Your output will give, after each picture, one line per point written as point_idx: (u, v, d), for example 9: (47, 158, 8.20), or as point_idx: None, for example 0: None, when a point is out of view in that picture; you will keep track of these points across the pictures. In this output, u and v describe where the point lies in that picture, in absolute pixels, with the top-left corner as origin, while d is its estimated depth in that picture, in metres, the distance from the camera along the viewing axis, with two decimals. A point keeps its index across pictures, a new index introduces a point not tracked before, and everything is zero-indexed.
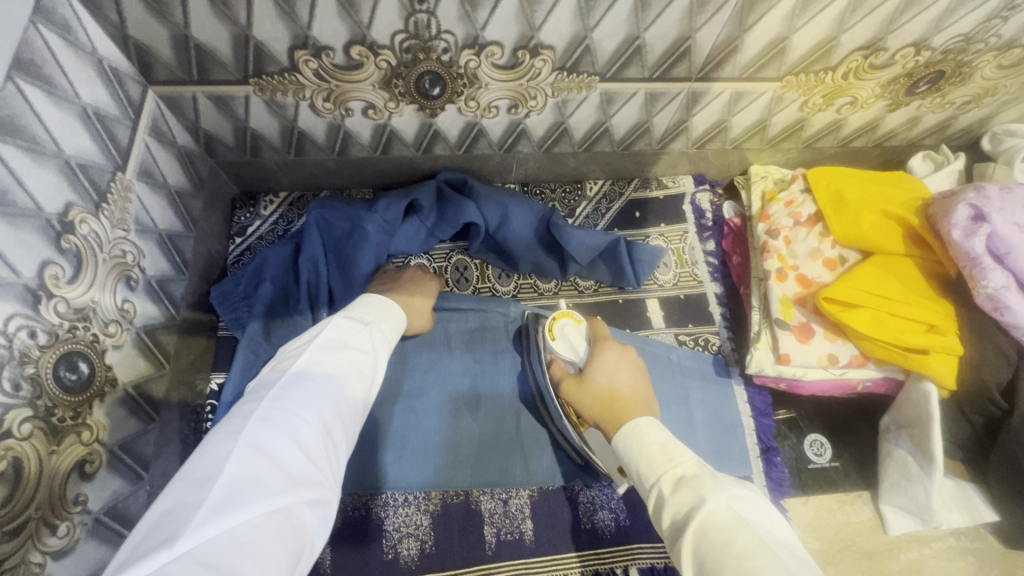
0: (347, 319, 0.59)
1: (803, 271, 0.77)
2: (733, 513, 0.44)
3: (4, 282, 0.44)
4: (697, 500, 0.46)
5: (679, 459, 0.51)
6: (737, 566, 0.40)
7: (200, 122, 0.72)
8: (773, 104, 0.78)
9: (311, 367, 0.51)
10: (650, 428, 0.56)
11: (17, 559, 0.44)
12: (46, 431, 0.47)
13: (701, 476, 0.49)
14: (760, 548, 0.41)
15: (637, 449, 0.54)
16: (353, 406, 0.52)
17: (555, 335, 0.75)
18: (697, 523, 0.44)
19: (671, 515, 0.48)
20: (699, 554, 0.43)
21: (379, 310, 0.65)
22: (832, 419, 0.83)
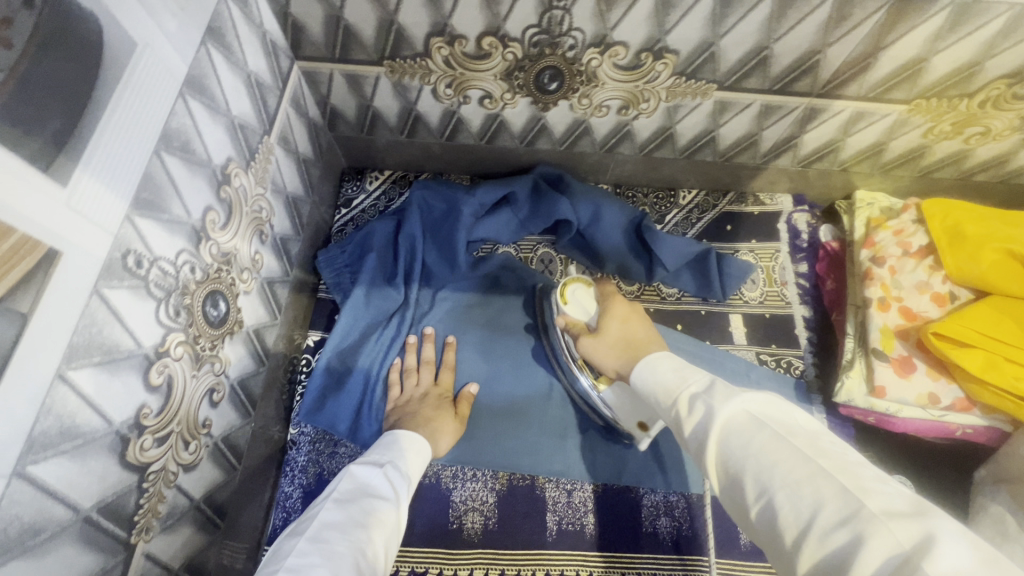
0: (364, 467, 0.60)
1: (907, 303, 0.74)
2: (751, 417, 0.44)
3: (181, 220, 0.50)
4: (710, 410, 0.46)
5: (692, 381, 0.51)
6: (757, 466, 0.40)
7: (330, 97, 0.78)
8: (896, 127, 0.75)
9: (326, 526, 0.50)
10: (668, 358, 0.56)
11: (160, 464, 0.49)
12: (192, 356, 0.53)
13: (714, 388, 0.48)
14: (778, 444, 0.40)
15: (654, 383, 0.54)
16: (375, 559, 0.49)
17: (567, 300, 0.73)
18: (715, 433, 0.44)
19: (692, 431, 0.47)
20: (724, 458, 0.43)
21: (401, 450, 0.65)
22: (920, 465, 0.78)
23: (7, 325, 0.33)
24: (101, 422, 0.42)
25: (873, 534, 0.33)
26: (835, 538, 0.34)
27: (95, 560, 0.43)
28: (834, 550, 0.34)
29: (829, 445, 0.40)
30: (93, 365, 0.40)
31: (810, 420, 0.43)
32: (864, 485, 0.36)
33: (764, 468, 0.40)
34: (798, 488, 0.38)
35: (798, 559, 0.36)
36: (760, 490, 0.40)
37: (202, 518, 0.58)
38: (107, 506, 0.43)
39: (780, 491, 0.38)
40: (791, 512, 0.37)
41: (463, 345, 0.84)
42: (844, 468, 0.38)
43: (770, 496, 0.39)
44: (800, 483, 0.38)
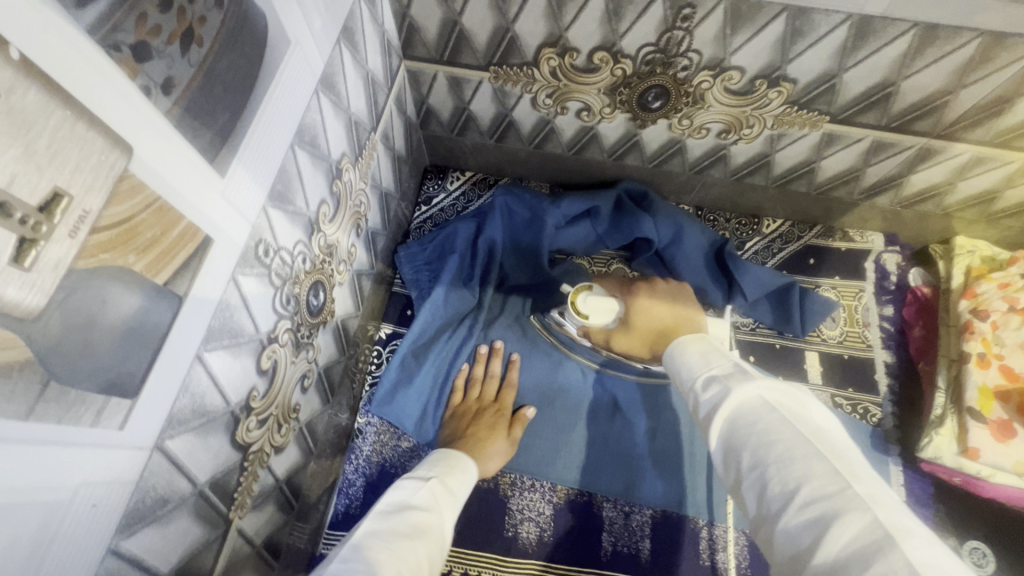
0: (411, 480, 0.59)
1: (1009, 363, 0.70)
2: (762, 400, 0.46)
3: (301, 211, 0.51)
4: (725, 388, 0.50)
5: (718, 363, 0.55)
6: (757, 443, 0.43)
7: (428, 97, 0.79)
8: (1015, 175, 0.71)
9: (371, 536, 0.48)
10: (697, 341, 0.61)
11: (258, 444, 0.51)
12: (293, 343, 0.54)
13: (734, 373, 0.52)
14: (782, 425, 0.43)
15: (680, 360, 0.60)
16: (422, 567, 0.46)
17: (586, 313, 0.74)
18: (726, 408, 0.48)
19: (704, 408, 0.52)
20: (728, 432, 0.47)
21: (447, 466, 0.64)
22: (1004, 531, 0.73)
23: (166, 307, 0.34)
24: (221, 401, 0.43)
25: (854, 511, 0.35)
26: (814, 509, 0.37)
27: (200, 532, 0.44)
28: (810, 520, 0.37)
29: (833, 437, 0.42)
30: (222, 348, 0.42)
31: (826, 416, 0.45)
32: (858, 475, 0.38)
33: (764, 443, 0.43)
34: (793, 464, 0.40)
35: (775, 526, 0.39)
36: (754, 462, 0.43)
37: (281, 499, 0.60)
38: (216, 482, 0.45)
39: (776, 465, 0.41)
40: (778, 483, 0.40)
41: (531, 353, 0.84)
42: (843, 457, 0.40)
43: (762, 468, 0.42)
44: (795, 460, 0.40)
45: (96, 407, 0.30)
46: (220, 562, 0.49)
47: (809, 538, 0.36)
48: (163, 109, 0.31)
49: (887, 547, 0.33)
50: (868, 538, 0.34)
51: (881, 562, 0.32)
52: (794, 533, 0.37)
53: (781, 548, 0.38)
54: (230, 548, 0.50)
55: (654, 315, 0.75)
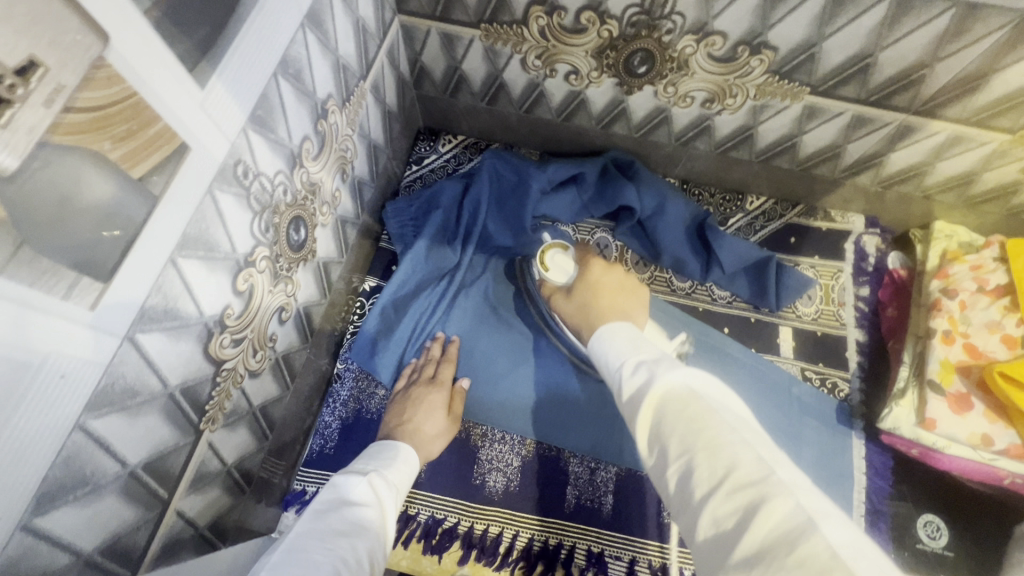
0: (349, 477, 0.58)
1: (973, 340, 0.71)
2: (687, 388, 0.47)
3: (283, 142, 0.53)
4: (650, 378, 0.49)
5: (645, 351, 0.54)
6: (685, 431, 0.43)
7: (422, 55, 0.80)
8: (992, 158, 0.72)
9: (304, 536, 0.47)
10: (626, 328, 0.59)
11: (233, 364, 0.54)
12: (271, 273, 0.57)
13: (661, 360, 0.51)
14: (710, 415, 0.43)
15: (609, 345, 0.57)
16: (360, 565, 0.46)
17: (548, 266, 0.78)
18: (652, 397, 0.47)
19: (629, 392, 0.50)
20: (657, 422, 0.46)
21: (384, 463, 0.64)
22: (958, 506, 0.75)
23: (140, 204, 0.37)
24: (195, 311, 0.46)
25: (777, 495, 0.37)
26: (745, 492, 0.38)
27: (170, 435, 0.46)
28: (735, 508, 0.38)
29: (754, 428, 0.44)
30: (196, 258, 0.44)
31: (744, 408, 0.46)
32: (779, 463, 0.40)
33: (693, 431, 0.43)
34: (718, 451, 0.41)
35: (698, 515, 0.39)
36: (679, 450, 0.43)
37: (257, 425, 0.62)
38: (188, 389, 0.47)
39: (702, 454, 0.41)
40: (706, 470, 0.40)
41: (510, 314, 0.86)
42: (767, 450, 0.41)
43: (690, 457, 0.42)
44: (722, 446, 0.41)
45: (68, 281, 0.32)
46: (190, 471, 0.51)
47: (735, 526, 0.37)
48: (142, 7, 0.33)
49: (809, 530, 0.34)
50: (794, 519, 0.35)
51: (805, 544, 0.34)
52: (721, 520, 0.38)
53: (702, 533, 0.39)
54: (200, 459, 0.52)
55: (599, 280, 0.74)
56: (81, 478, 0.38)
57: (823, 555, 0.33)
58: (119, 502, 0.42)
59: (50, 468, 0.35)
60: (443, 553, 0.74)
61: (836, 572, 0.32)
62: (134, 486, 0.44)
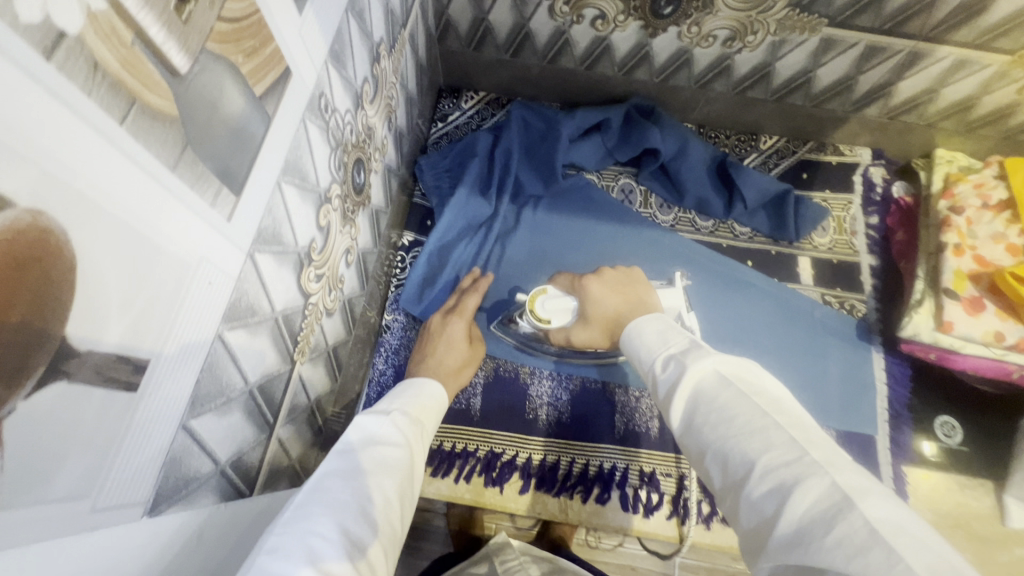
0: (376, 413, 0.54)
1: (981, 251, 0.77)
2: (718, 376, 0.45)
3: (351, 81, 0.55)
4: (682, 368, 0.48)
5: (674, 343, 0.53)
6: (718, 418, 0.43)
7: (449, 8, 0.82)
8: (992, 80, 0.78)
9: (328, 477, 0.44)
10: (652, 320, 0.58)
11: (317, 299, 0.56)
12: (341, 214, 0.59)
13: (691, 349, 0.50)
14: (739, 400, 0.43)
15: (639, 343, 0.57)
16: (386, 507, 0.45)
17: (546, 317, 0.75)
18: (683, 387, 0.47)
19: (663, 389, 0.50)
20: (692, 415, 0.46)
21: (412, 398, 0.60)
22: (970, 406, 0.83)
23: (260, 121, 0.38)
24: (293, 240, 0.48)
25: (811, 475, 0.35)
26: (776, 476, 0.37)
27: (275, 361, 0.49)
28: (769, 488, 0.37)
29: (789, 406, 0.42)
30: (293, 187, 0.46)
31: (779, 385, 0.44)
32: (814, 441, 0.38)
33: (723, 417, 0.42)
34: (751, 437, 0.40)
35: (739, 496, 0.39)
36: (713, 438, 0.42)
37: (329, 365, 0.65)
38: (287, 317, 0.50)
39: (736, 442, 0.40)
40: (738, 454, 0.40)
41: (547, 259, 0.90)
42: (798, 425, 0.40)
43: (723, 444, 0.41)
44: (752, 432, 0.40)
45: (215, 187, 0.34)
46: (288, 401, 0.54)
47: (771, 509, 0.36)
48: None
49: (845, 509, 0.33)
50: (829, 500, 0.34)
51: (842, 524, 0.32)
52: (757, 502, 0.37)
53: (746, 523, 0.38)
54: (294, 391, 0.55)
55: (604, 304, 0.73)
56: (219, 389, 0.40)
57: (861, 533, 0.31)
58: (242, 417, 0.45)
59: (201, 372, 0.37)
60: (504, 484, 0.78)
61: (874, 550, 0.30)
62: (252, 405, 0.46)
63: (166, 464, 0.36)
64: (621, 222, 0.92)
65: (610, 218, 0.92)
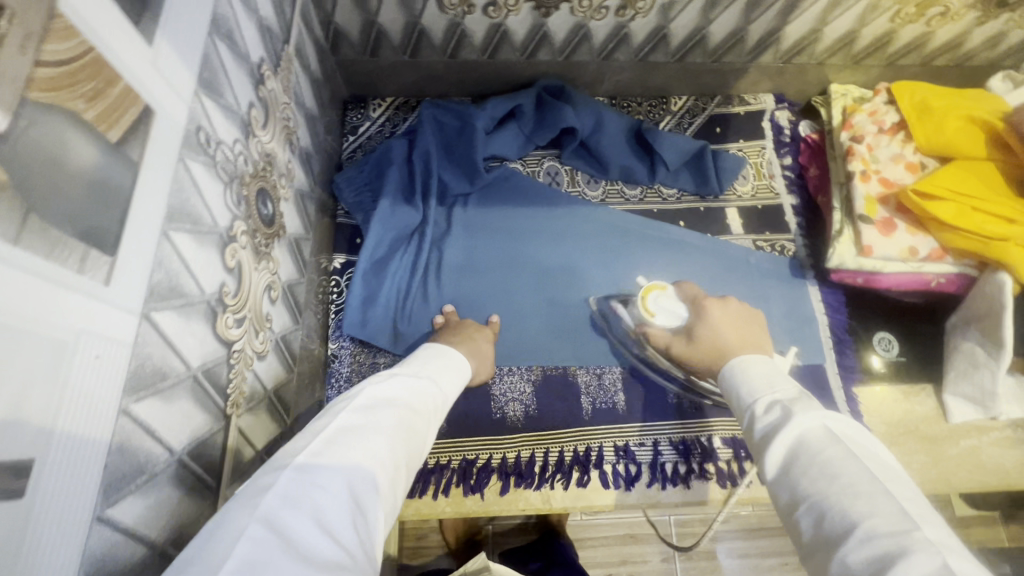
0: (401, 377, 0.56)
1: (885, 174, 0.82)
2: (827, 432, 0.45)
3: (233, 108, 0.51)
4: (788, 415, 0.48)
5: (779, 387, 0.52)
6: (819, 468, 0.43)
7: (335, 15, 0.78)
8: (867, 13, 0.82)
9: (349, 430, 0.46)
10: (761, 361, 0.57)
11: (241, 345, 0.52)
12: (253, 249, 0.55)
13: (800, 400, 0.49)
14: (850, 460, 0.42)
15: (744, 380, 0.55)
16: (393, 471, 0.46)
17: (653, 311, 0.77)
18: (785, 434, 0.46)
19: (759, 430, 0.49)
20: (789, 460, 0.45)
21: (433, 368, 0.61)
22: (900, 319, 0.89)
23: (123, 168, 0.35)
24: (197, 288, 0.44)
25: (922, 550, 0.35)
26: (878, 543, 0.36)
27: (204, 421, 0.45)
28: (871, 553, 0.36)
29: (902, 477, 0.42)
30: (186, 232, 0.42)
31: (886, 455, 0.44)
32: (927, 518, 0.38)
33: (827, 472, 0.42)
34: (855, 499, 0.40)
35: (832, 556, 0.38)
36: (810, 490, 0.42)
37: (274, 410, 0.61)
38: (209, 372, 0.46)
39: (839, 499, 0.40)
40: (838, 513, 0.40)
41: (489, 255, 0.88)
42: (913, 500, 0.39)
43: (824, 500, 0.41)
44: (858, 494, 0.40)
45: (79, 252, 0.31)
46: (229, 459, 0.50)
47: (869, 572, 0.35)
48: None
49: None
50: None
51: None
52: (854, 564, 0.37)
53: None
54: (235, 447, 0.51)
55: (722, 329, 0.68)
56: (138, 466, 0.37)
57: None
58: (174, 489, 0.41)
59: (108, 457, 0.34)
60: (483, 490, 0.76)
61: None
62: (184, 474, 0.43)
63: (84, 563, 0.32)
64: (553, 205, 0.92)
65: (542, 203, 0.91)
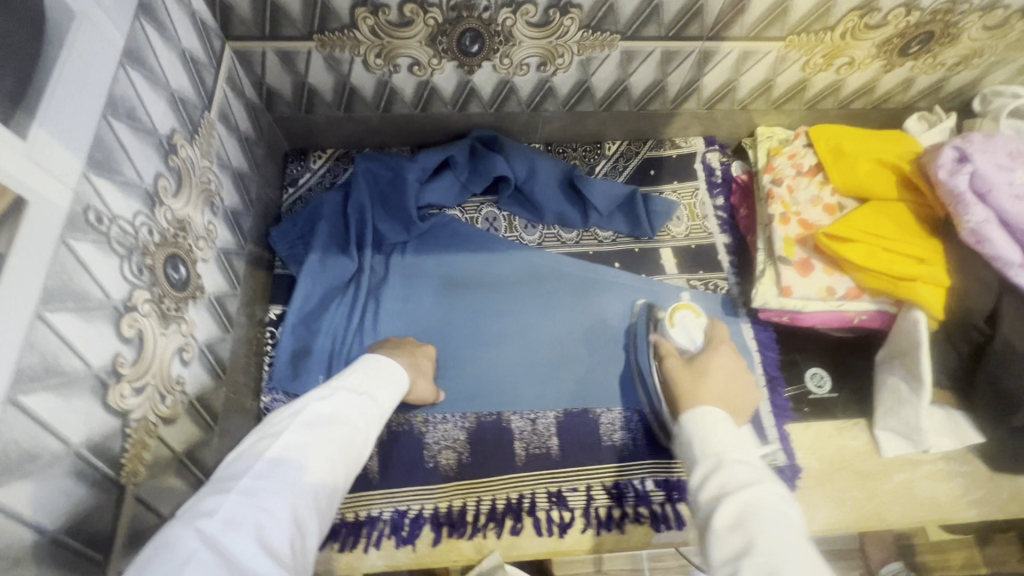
0: (343, 392, 0.61)
1: (804, 216, 0.85)
2: (778, 507, 0.48)
3: (134, 182, 0.53)
4: (750, 481, 0.50)
5: (747, 452, 0.54)
6: (771, 536, 0.45)
7: (265, 77, 0.81)
8: (777, 64, 0.86)
9: (290, 452, 0.53)
10: (723, 419, 0.59)
11: (140, 413, 0.52)
12: (159, 314, 0.56)
13: (759, 470, 0.52)
14: (798, 540, 0.45)
15: (712, 433, 0.57)
16: (331, 486, 0.54)
17: (674, 323, 0.81)
18: (741, 499, 0.48)
19: (716, 488, 0.51)
20: (743, 519, 0.47)
21: (379, 380, 0.66)
22: (832, 354, 0.90)
23: None
24: (82, 364, 0.45)
25: None
26: None
27: (88, 495, 0.46)
28: None
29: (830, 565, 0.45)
30: (68, 310, 0.44)
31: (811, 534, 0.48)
32: None
33: (779, 543, 0.44)
34: (802, 572, 0.42)
35: None
36: (760, 552, 0.44)
37: (185, 470, 0.61)
38: (95, 446, 0.47)
39: (786, 568, 0.42)
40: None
41: (426, 301, 0.90)
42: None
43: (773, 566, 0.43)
44: (805, 572, 0.42)
45: None
46: (123, 529, 0.50)
47: None
48: None
49: None
50: None
51: None
52: None
53: None
54: (131, 516, 0.51)
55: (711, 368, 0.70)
56: None
57: None
58: (45, 569, 0.42)
59: None
60: (416, 541, 0.76)
61: None
62: (58, 552, 0.43)
63: None
64: (490, 251, 0.93)
65: (479, 249, 0.93)
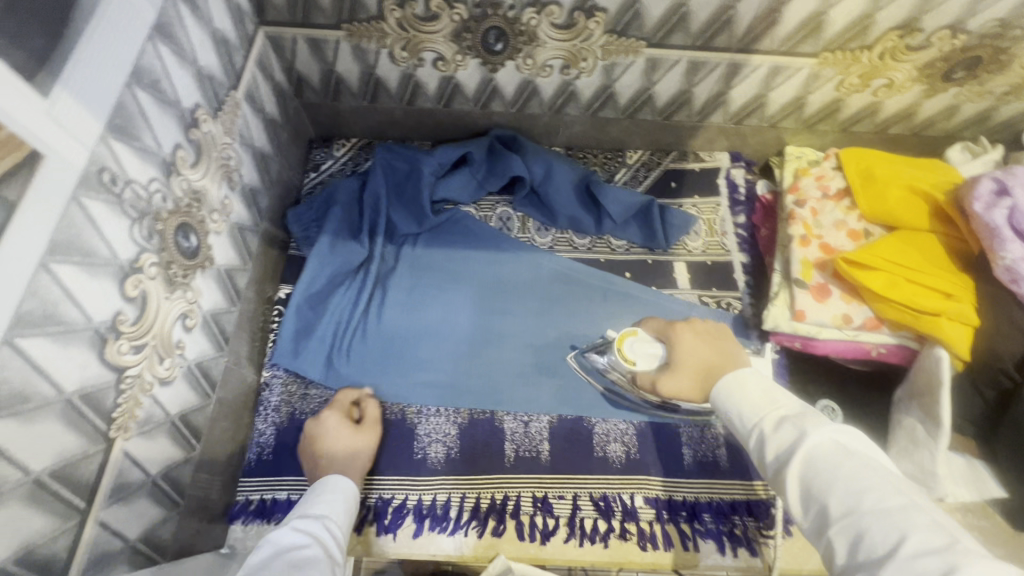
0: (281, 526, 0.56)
1: (826, 239, 0.82)
2: (837, 446, 0.46)
3: (152, 149, 0.55)
4: (800, 432, 0.48)
5: (783, 403, 0.52)
6: (845, 489, 0.43)
7: (295, 63, 0.84)
8: (810, 81, 0.83)
9: None
10: (754, 376, 0.55)
11: (137, 370, 0.54)
12: (165, 279, 0.58)
13: (804, 413, 0.50)
14: (869, 470, 0.44)
15: (740, 398, 0.54)
16: None
17: (632, 358, 0.70)
18: (799, 458, 0.46)
19: (774, 451, 0.49)
20: (808, 483, 0.45)
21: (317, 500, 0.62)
22: (846, 388, 0.86)
23: None
24: (82, 317, 0.47)
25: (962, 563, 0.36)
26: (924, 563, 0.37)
27: (75, 441, 0.48)
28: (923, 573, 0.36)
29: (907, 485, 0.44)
30: (73, 264, 0.46)
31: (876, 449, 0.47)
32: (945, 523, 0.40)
33: (855, 493, 0.42)
34: (886, 516, 0.40)
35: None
36: (839, 509, 0.43)
37: (176, 433, 0.63)
38: (88, 396, 0.49)
39: (871, 521, 0.41)
40: (878, 535, 0.40)
41: (433, 292, 0.90)
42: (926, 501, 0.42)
43: (857, 515, 0.42)
44: (890, 511, 0.41)
45: None
46: (107, 480, 0.52)
47: None
48: None
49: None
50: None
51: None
52: None
53: None
54: (117, 467, 0.53)
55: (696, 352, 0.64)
56: None
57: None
58: (27, 506, 0.44)
59: None
60: (397, 530, 0.76)
61: None
62: (41, 493, 0.45)
63: None
64: (501, 249, 0.94)
65: (489, 246, 0.93)
